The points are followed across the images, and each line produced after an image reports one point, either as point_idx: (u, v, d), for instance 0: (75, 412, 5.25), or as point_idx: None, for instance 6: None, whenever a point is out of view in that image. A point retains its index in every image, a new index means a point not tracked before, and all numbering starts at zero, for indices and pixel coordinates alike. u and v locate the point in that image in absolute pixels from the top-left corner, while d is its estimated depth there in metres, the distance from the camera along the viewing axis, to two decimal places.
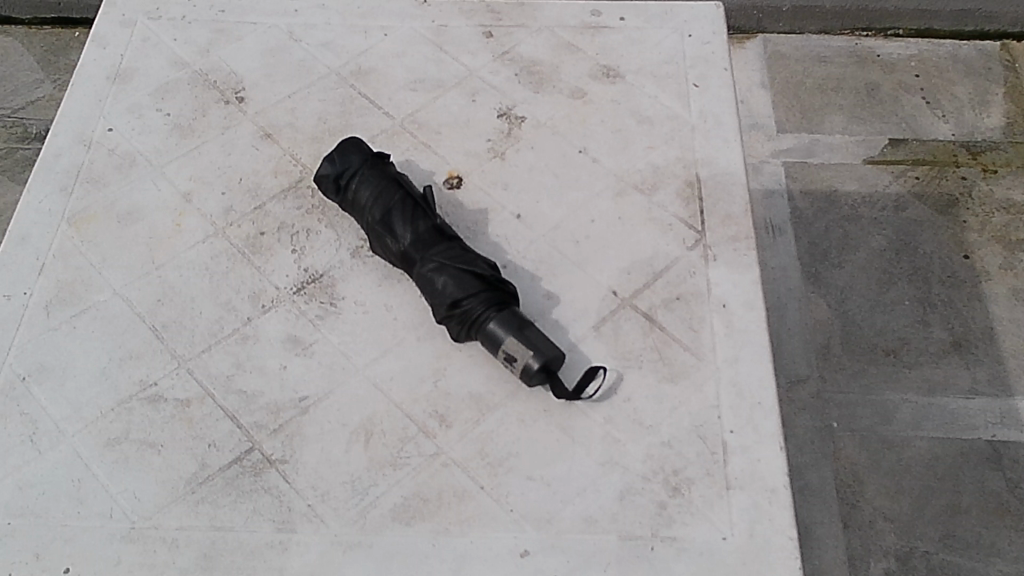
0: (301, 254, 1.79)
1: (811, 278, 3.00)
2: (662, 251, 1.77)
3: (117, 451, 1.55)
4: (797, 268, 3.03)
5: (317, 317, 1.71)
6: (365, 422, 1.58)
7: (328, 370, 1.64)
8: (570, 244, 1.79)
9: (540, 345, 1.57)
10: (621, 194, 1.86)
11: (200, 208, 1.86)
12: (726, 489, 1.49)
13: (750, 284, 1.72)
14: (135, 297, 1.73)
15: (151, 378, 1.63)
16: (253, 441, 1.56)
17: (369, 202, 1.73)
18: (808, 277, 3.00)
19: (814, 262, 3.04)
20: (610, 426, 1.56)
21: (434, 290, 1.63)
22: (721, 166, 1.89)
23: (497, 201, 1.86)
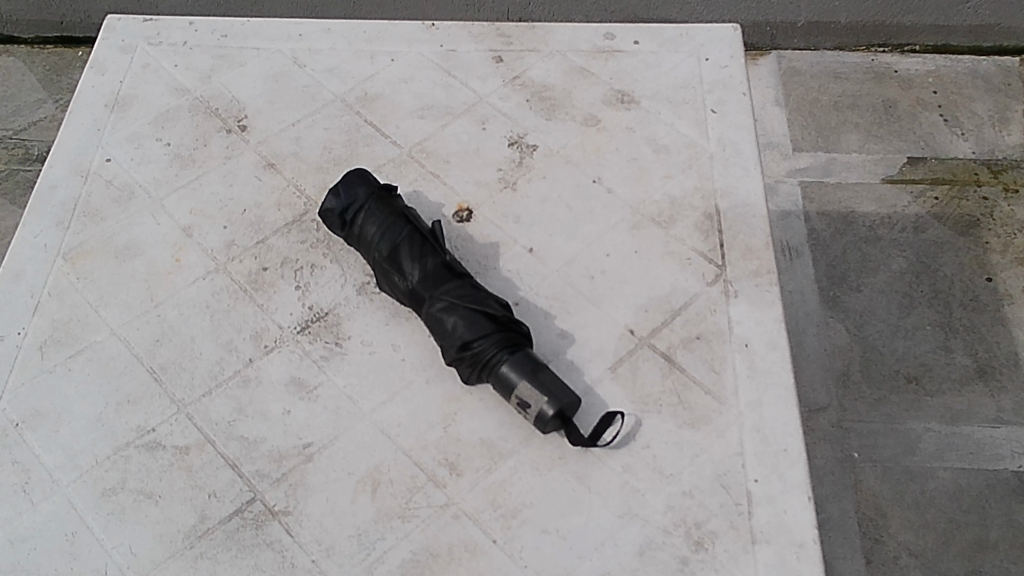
0: (305, 291, 1.72)
1: (829, 302, 2.93)
2: (680, 287, 1.70)
3: (113, 502, 1.49)
4: (815, 291, 2.95)
5: (322, 358, 1.64)
6: (372, 470, 1.51)
7: (334, 415, 1.57)
8: (585, 280, 1.72)
9: (555, 390, 1.50)
10: (638, 227, 1.79)
11: (201, 242, 1.79)
12: (751, 544, 1.42)
13: (773, 323, 1.65)
14: (133, 337, 1.67)
15: (149, 424, 1.57)
16: (254, 491, 1.49)
17: (376, 237, 1.67)
18: (826, 301, 2.93)
19: (832, 285, 2.96)
20: (629, 475, 1.49)
21: (443, 331, 1.57)
22: (741, 196, 1.82)
23: (509, 234, 1.79)
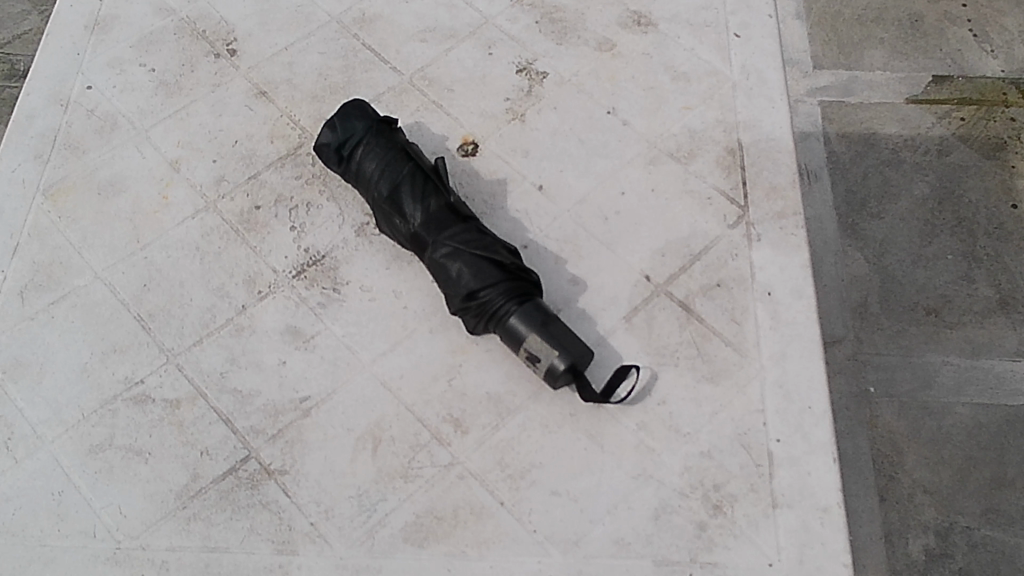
0: (300, 232, 1.62)
1: (848, 229, 2.82)
2: (699, 229, 1.60)
3: (101, 459, 1.41)
4: (834, 218, 2.84)
5: (318, 305, 1.55)
6: (372, 427, 1.43)
7: (332, 367, 1.49)
8: (598, 222, 1.61)
9: (567, 343, 1.41)
10: (654, 162, 1.67)
11: (189, 177, 1.68)
12: (773, 508, 1.35)
13: (798, 270, 1.55)
14: (118, 281, 1.57)
15: (137, 376, 1.48)
16: (249, 449, 1.42)
17: (376, 175, 1.56)
18: (845, 228, 2.82)
19: (851, 211, 2.85)
20: (644, 434, 1.41)
21: (448, 278, 1.47)
22: (766, 129, 1.70)
23: (517, 170, 1.68)
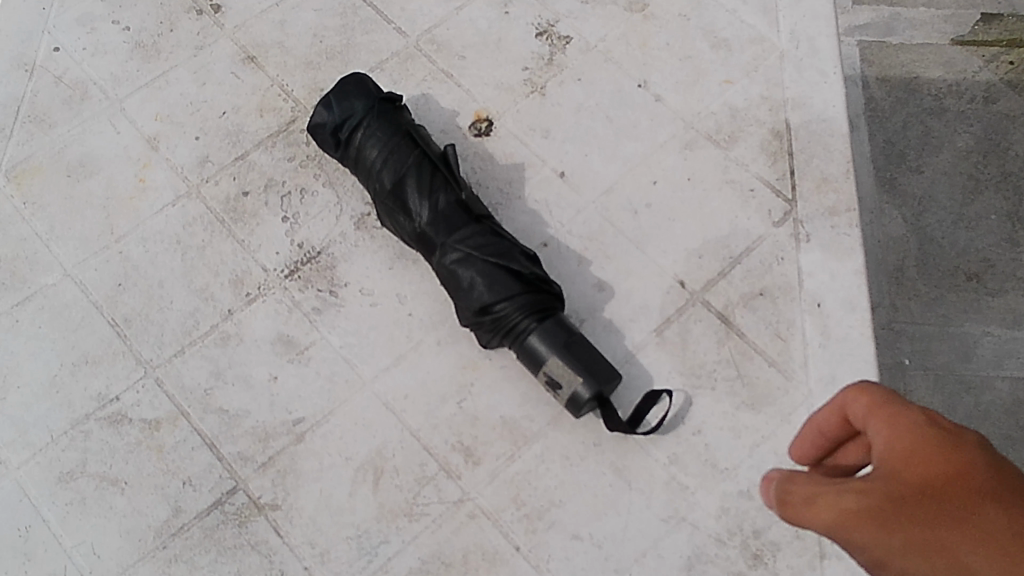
0: (293, 223, 1.45)
1: (884, 185, 2.43)
2: (741, 227, 1.42)
3: (72, 490, 1.27)
4: (870, 172, 2.45)
5: (314, 311, 1.39)
6: (373, 455, 1.29)
7: (329, 384, 1.34)
8: (627, 216, 1.44)
9: (593, 368, 1.26)
10: (691, 146, 1.49)
11: (169, 157, 1.50)
12: (820, 559, 1.21)
13: (851, 277, 1.38)
14: (90, 280, 1.41)
15: (111, 392, 1.33)
16: (236, 480, 1.28)
17: (378, 164, 1.38)
18: (880, 184, 2.43)
19: (890, 165, 2.46)
20: (676, 469, 1.27)
21: (459, 288, 1.30)
22: (817, 108, 1.51)
23: (536, 153, 1.49)
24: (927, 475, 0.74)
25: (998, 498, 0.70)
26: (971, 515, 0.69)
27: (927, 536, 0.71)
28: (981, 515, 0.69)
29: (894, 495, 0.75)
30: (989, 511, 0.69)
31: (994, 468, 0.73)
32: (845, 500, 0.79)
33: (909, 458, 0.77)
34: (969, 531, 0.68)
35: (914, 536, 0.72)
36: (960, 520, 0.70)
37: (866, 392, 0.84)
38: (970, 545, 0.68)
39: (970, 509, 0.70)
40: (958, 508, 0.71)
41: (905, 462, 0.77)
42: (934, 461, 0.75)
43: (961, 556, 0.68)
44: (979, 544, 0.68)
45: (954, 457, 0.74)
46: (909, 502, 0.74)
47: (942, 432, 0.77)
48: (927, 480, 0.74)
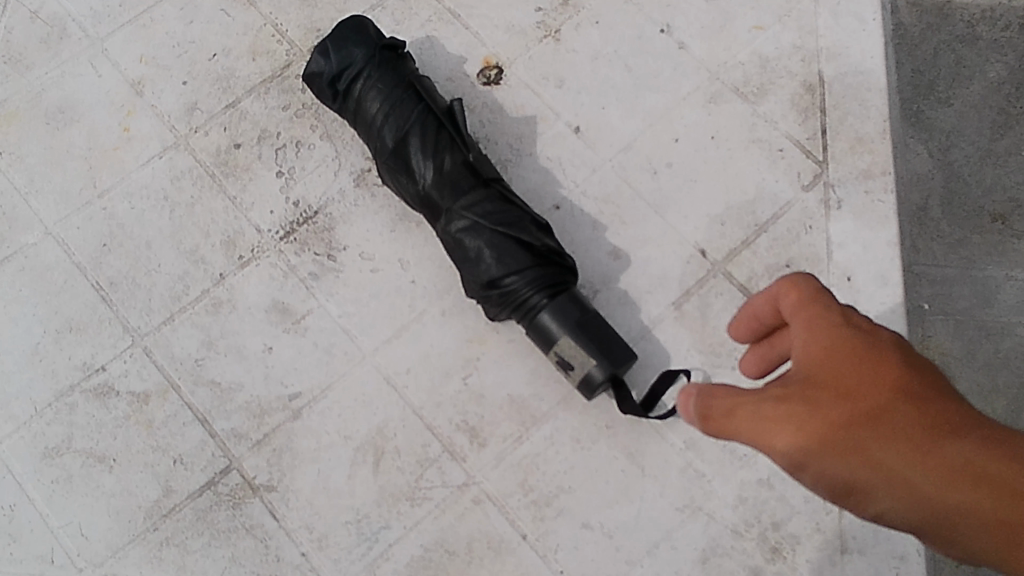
0: (288, 179, 1.35)
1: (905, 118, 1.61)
2: (768, 191, 1.33)
3: (58, 467, 1.22)
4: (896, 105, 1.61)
5: (311, 277, 1.30)
6: (374, 435, 1.23)
7: (327, 356, 1.27)
8: (646, 177, 1.34)
9: (606, 349, 1.18)
10: (716, 100, 1.38)
11: (155, 104, 1.40)
12: (841, 554, 1.16)
13: (884, 248, 1.29)
14: (73, 239, 1.32)
15: (97, 362, 1.26)
16: (229, 458, 1.22)
17: (379, 119, 1.28)
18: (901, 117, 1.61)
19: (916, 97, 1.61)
20: (693, 455, 1.20)
21: (465, 256, 1.22)
22: (853, 59, 1.39)
23: (549, 105, 1.39)
24: (846, 376, 0.72)
25: (912, 390, 0.69)
26: (886, 412, 0.68)
27: (847, 435, 0.69)
28: (896, 410, 0.68)
29: (814, 399, 0.72)
30: (904, 406, 0.68)
31: (908, 362, 0.71)
32: (766, 407, 0.75)
33: (828, 361, 0.73)
34: (886, 428, 0.67)
35: (834, 437, 0.70)
36: (878, 417, 0.68)
37: (796, 288, 0.80)
38: (890, 443, 0.67)
39: (885, 405, 0.68)
40: (876, 405, 0.69)
41: (824, 363, 0.74)
42: (854, 360, 0.72)
43: (882, 451, 0.67)
44: (900, 443, 0.66)
45: (871, 355, 0.72)
46: (828, 403, 0.71)
47: (858, 332, 0.75)
48: (846, 380, 0.71)
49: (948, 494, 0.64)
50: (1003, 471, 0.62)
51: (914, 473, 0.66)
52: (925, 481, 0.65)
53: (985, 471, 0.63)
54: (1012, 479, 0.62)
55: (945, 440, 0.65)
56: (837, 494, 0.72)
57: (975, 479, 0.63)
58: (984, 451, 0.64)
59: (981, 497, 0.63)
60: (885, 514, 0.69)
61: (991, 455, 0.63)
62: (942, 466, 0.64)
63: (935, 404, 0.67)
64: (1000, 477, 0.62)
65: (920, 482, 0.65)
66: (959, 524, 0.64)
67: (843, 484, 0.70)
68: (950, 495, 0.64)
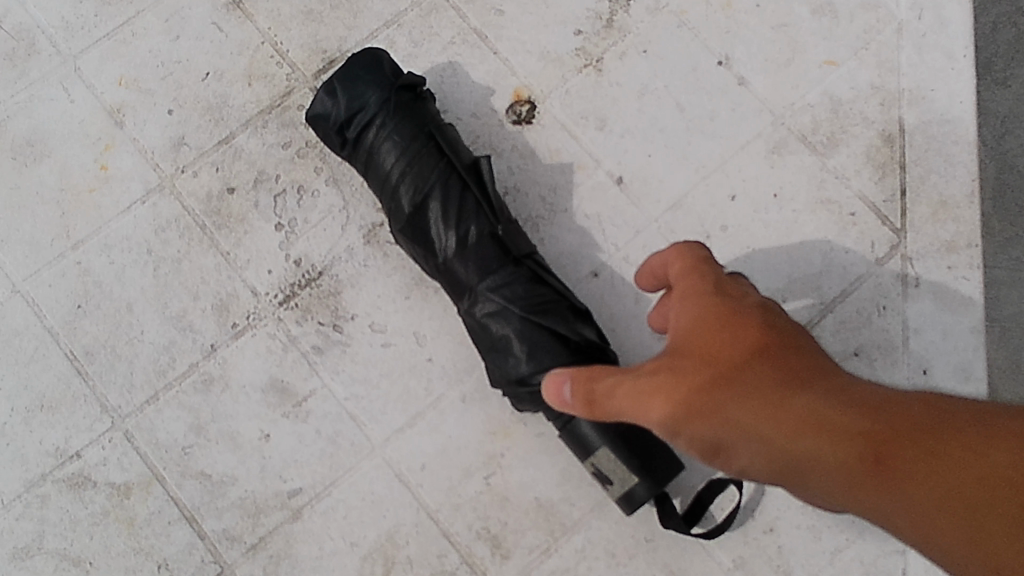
0: (289, 232, 1.18)
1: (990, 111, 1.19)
2: (837, 264, 1.16)
3: (28, 570, 1.10)
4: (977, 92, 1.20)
5: (314, 351, 1.15)
6: (384, 542, 1.09)
7: (331, 447, 1.12)
8: (698, 242, 1.18)
9: (652, 465, 1.03)
10: (781, 150, 1.20)
11: (136, 137, 1.21)
12: None
13: (966, 336, 1.14)
14: (43, 299, 1.17)
15: (71, 447, 1.12)
16: (221, 564, 1.09)
17: (394, 176, 1.10)
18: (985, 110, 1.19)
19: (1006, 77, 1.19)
20: None
21: (483, 336, 1.07)
22: (939, 104, 1.20)
23: (588, 150, 1.21)
24: (709, 341, 0.71)
25: (767, 347, 0.68)
26: (742, 371, 0.67)
27: (705, 396, 0.67)
28: (751, 371, 0.66)
29: (677, 368, 0.72)
30: (760, 368, 0.66)
31: (766, 320, 0.71)
32: (645, 381, 0.74)
33: (694, 328, 0.73)
34: (739, 385, 0.66)
35: (693, 399, 0.68)
36: (734, 376, 0.67)
37: (682, 256, 0.88)
38: (745, 401, 0.64)
39: (739, 366, 0.67)
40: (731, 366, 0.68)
41: (693, 332, 0.73)
42: (718, 324, 0.72)
43: (736, 412, 0.65)
44: (756, 399, 0.64)
45: (732, 322, 0.71)
46: (691, 368, 0.70)
47: (728, 300, 0.75)
48: (707, 346, 0.71)
49: (798, 443, 0.61)
50: (844, 418, 0.60)
51: (770, 427, 0.63)
52: (780, 435, 0.62)
53: (826, 418, 0.60)
54: (850, 421, 0.59)
55: (795, 396, 0.63)
56: (704, 452, 0.70)
57: (822, 428, 0.60)
58: (828, 400, 0.61)
59: (825, 444, 0.59)
60: (749, 466, 0.67)
61: (833, 404, 0.61)
62: (794, 420, 0.62)
63: (793, 365, 0.66)
64: (838, 420, 0.60)
65: (774, 436, 0.63)
66: (810, 471, 0.61)
67: (711, 443, 0.68)
68: (800, 443, 0.61)
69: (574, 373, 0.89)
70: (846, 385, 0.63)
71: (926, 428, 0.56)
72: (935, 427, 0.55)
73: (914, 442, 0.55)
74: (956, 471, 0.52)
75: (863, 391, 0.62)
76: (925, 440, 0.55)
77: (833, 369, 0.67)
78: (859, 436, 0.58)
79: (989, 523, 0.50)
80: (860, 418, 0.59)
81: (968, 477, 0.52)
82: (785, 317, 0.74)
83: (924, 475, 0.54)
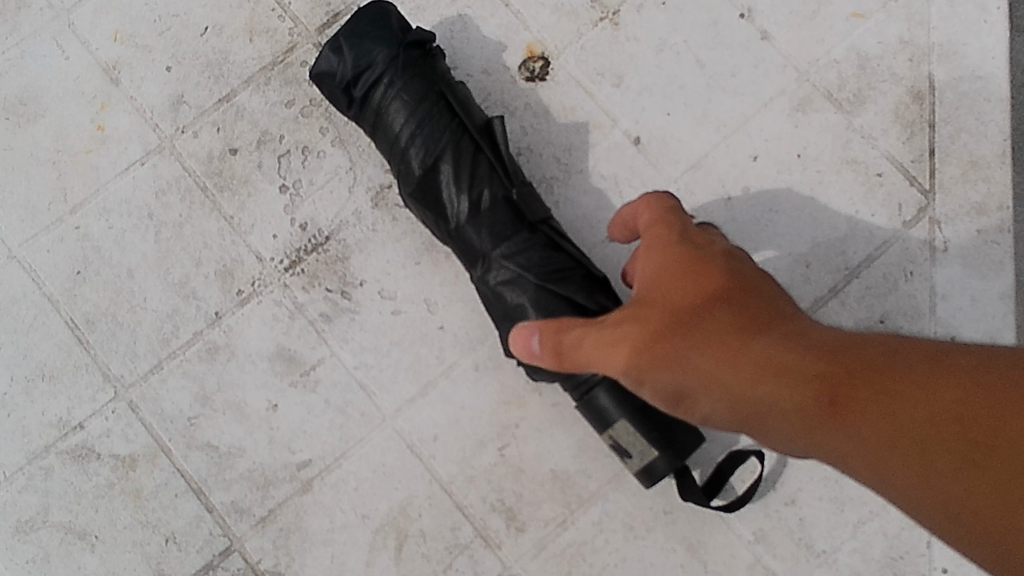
0: (294, 194, 1.13)
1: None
2: (862, 228, 1.12)
3: (32, 544, 1.08)
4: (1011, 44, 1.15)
5: (321, 318, 1.11)
6: (396, 514, 1.07)
7: (341, 418, 1.09)
8: (718, 205, 1.14)
9: (672, 438, 1.00)
10: (805, 108, 1.15)
11: (134, 95, 1.16)
12: None
13: (995, 303, 1.10)
14: (40, 265, 1.13)
15: (74, 418, 1.10)
16: (229, 537, 1.07)
17: (403, 138, 1.05)
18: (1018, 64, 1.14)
19: None
20: (763, 549, 1.05)
21: (495, 302, 1.04)
22: (971, 60, 1.15)
23: (605, 109, 1.16)
24: (671, 292, 0.74)
25: (729, 294, 0.71)
26: (705, 321, 0.69)
27: (664, 345, 0.71)
28: (712, 316, 0.69)
29: (644, 318, 0.75)
30: (721, 313, 0.69)
31: (727, 266, 0.75)
32: (609, 334, 0.78)
33: (657, 280, 0.78)
34: (701, 332, 0.68)
35: (653, 350, 0.72)
36: (696, 323, 0.70)
37: (650, 206, 0.91)
38: (707, 348, 0.67)
39: (702, 314, 0.70)
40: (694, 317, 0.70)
41: (656, 284, 0.77)
42: (679, 273, 0.76)
43: (699, 359, 0.68)
44: (717, 346, 0.67)
45: (693, 271, 0.75)
46: (656, 318, 0.74)
47: (693, 251, 0.79)
48: (672, 295, 0.74)
49: (758, 388, 0.64)
50: (800, 362, 0.62)
51: (728, 372, 0.66)
52: (738, 381, 0.65)
53: (783, 364, 0.63)
54: (807, 365, 0.61)
55: (753, 339, 0.66)
56: (668, 403, 0.73)
57: (778, 372, 0.63)
58: (785, 345, 0.64)
59: (784, 389, 0.62)
60: (711, 415, 0.70)
61: (790, 350, 0.63)
62: (750, 364, 0.64)
63: (751, 308, 0.69)
64: (795, 365, 0.62)
65: (734, 383, 0.65)
66: (769, 414, 0.64)
67: (674, 392, 0.71)
68: (759, 387, 0.64)
69: (545, 329, 0.91)
70: (804, 330, 0.66)
71: (880, 367, 0.58)
72: (889, 369, 0.58)
73: (867, 382, 0.58)
74: (908, 409, 0.55)
75: (821, 335, 0.65)
76: (879, 379, 0.57)
77: (791, 313, 0.70)
78: (815, 378, 0.60)
79: (936, 458, 0.53)
80: (815, 359, 0.61)
81: (919, 415, 0.54)
82: (747, 263, 0.77)
83: (880, 411, 0.56)
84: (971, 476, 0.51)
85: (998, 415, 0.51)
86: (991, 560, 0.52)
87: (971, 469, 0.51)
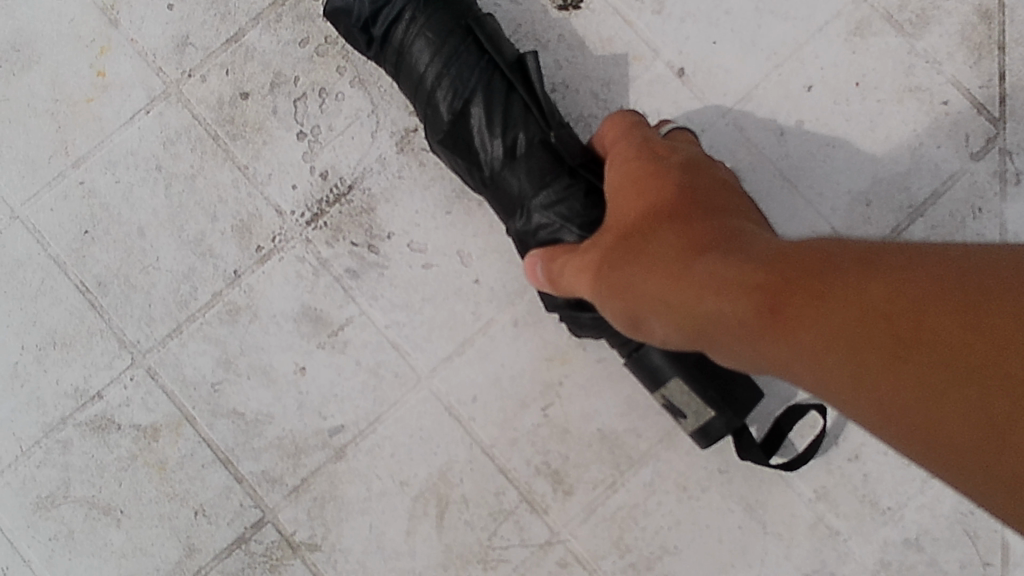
0: (312, 141, 1.05)
1: None
2: (926, 162, 1.04)
3: (54, 521, 1.04)
4: None
5: (348, 275, 1.03)
6: (435, 480, 1.02)
7: (373, 380, 1.03)
8: (770, 141, 1.06)
9: (730, 395, 0.93)
10: (864, 31, 1.06)
11: (134, 36, 1.06)
12: None
13: None
14: (44, 225, 1.06)
15: (91, 387, 1.04)
16: (261, 508, 1.02)
17: (428, 79, 0.97)
18: None
19: None
20: (825, 508, 0.99)
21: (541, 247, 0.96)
22: None
23: (645, 39, 1.07)
24: (634, 220, 0.76)
25: (682, 217, 0.71)
26: (659, 246, 0.70)
27: (622, 271, 0.73)
28: (660, 240, 0.71)
29: (607, 246, 0.78)
30: (670, 237, 0.70)
31: (681, 186, 0.76)
32: (581, 261, 0.82)
33: (621, 203, 0.81)
34: (656, 260, 0.69)
35: (614, 275, 0.74)
36: (648, 248, 0.71)
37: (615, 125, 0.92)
38: (655, 274, 0.69)
39: (658, 240, 0.71)
40: (650, 244, 0.72)
41: (618, 208, 0.81)
42: (640, 199, 0.77)
43: (648, 284, 0.69)
44: (666, 270, 0.68)
45: (651, 194, 0.77)
46: (618, 244, 0.76)
47: (649, 166, 0.81)
48: (633, 220, 0.77)
49: (703, 305, 0.63)
50: (738, 274, 0.61)
51: (672, 292, 0.66)
52: (682, 300, 0.65)
53: (724, 281, 0.62)
54: (745, 278, 0.60)
55: (696, 260, 0.65)
56: (631, 325, 0.75)
57: (718, 289, 0.62)
58: (724, 262, 0.63)
59: (727, 305, 0.61)
60: (668, 336, 0.71)
61: (729, 266, 0.62)
62: (692, 284, 0.64)
63: (697, 229, 0.69)
64: (733, 279, 0.61)
65: (677, 302, 0.66)
66: (714, 330, 0.63)
67: (631, 314, 0.73)
68: (705, 306, 0.63)
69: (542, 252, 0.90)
70: (746, 244, 0.65)
71: (814, 271, 0.56)
72: (818, 275, 0.56)
73: (799, 290, 0.56)
74: (838, 310, 0.53)
75: (762, 248, 0.64)
76: (811, 285, 0.55)
77: (737, 227, 0.69)
78: (755, 289, 0.59)
79: (866, 354, 0.51)
80: (754, 272, 0.60)
81: (844, 318, 0.52)
82: (704, 176, 0.79)
83: (811, 320, 0.54)
84: (902, 371, 0.49)
85: (914, 304, 0.49)
86: (930, 454, 0.50)
87: (896, 364, 0.49)
